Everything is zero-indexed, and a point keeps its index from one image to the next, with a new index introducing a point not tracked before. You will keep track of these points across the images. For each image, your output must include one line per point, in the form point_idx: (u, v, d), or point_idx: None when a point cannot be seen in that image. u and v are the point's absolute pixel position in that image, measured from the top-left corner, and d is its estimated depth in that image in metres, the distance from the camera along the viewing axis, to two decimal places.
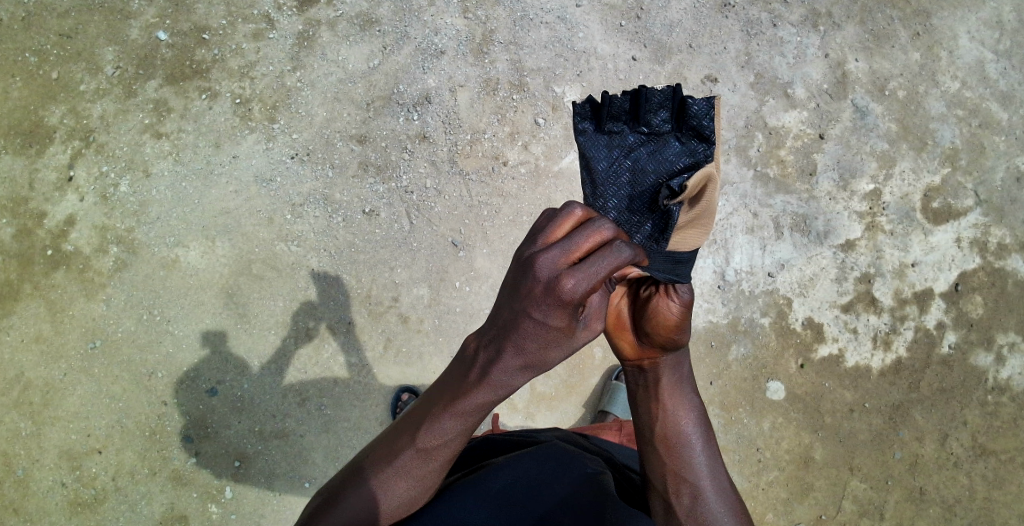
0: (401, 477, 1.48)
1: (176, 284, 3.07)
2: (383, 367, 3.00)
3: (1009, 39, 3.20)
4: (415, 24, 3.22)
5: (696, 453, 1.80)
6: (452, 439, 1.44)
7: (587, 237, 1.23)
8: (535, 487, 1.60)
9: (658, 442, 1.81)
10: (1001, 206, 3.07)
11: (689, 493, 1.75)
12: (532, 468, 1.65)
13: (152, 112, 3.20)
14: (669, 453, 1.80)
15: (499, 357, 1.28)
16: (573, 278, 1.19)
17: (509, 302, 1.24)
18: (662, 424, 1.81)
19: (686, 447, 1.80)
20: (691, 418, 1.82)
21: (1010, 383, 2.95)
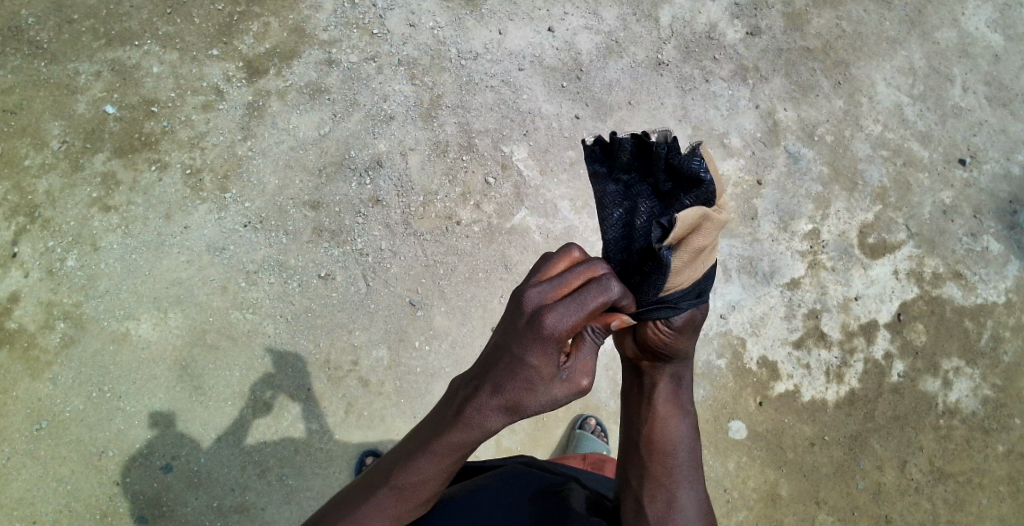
0: (374, 514, 1.45)
1: (126, 358, 2.98)
2: (345, 432, 2.93)
3: (922, 84, 3.46)
4: (365, 91, 3.31)
5: (680, 472, 1.75)
6: (429, 481, 1.42)
7: (580, 273, 1.32)
8: (510, 505, 1.62)
9: (643, 450, 1.77)
10: (931, 237, 3.25)
11: (665, 510, 1.70)
12: (506, 489, 1.68)
13: (100, 186, 3.18)
14: (654, 464, 1.75)
15: (479, 391, 1.28)
16: (557, 309, 1.24)
17: (498, 335, 1.29)
18: (650, 427, 1.77)
19: (671, 462, 1.76)
20: (680, 436, 1.78)
21: (960, 406, 3.06)
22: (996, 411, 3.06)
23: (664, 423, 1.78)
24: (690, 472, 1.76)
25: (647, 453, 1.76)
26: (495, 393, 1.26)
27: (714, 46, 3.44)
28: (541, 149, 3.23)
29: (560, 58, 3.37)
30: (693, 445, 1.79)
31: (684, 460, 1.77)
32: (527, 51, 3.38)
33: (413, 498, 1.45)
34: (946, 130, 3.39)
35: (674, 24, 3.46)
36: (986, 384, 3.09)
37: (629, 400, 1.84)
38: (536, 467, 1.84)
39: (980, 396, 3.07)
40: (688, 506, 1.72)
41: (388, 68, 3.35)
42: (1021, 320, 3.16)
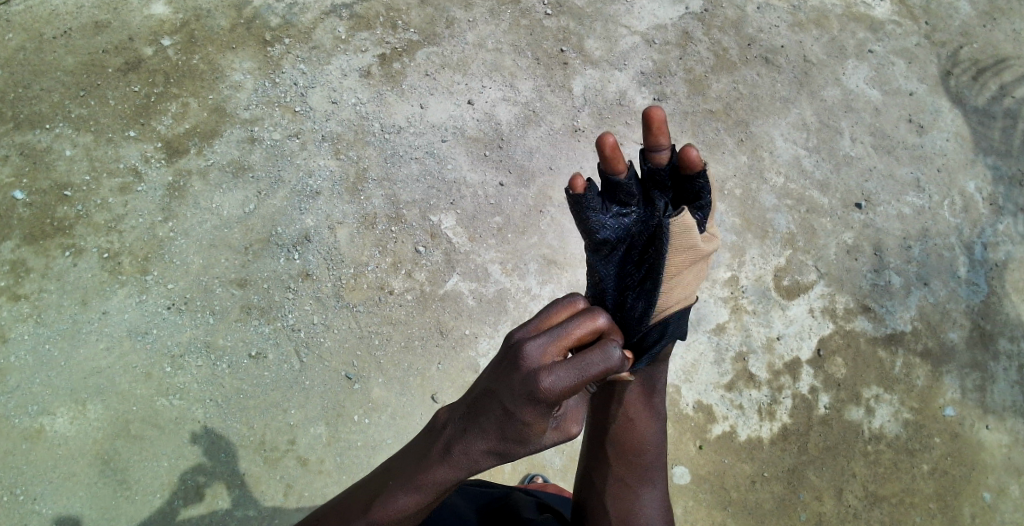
0: None
1: (40, 457, 2.78)
2: (285, 514, 2.77)
3: (814, 138, 3.78)
4: (289, 168, 3.32)
5: (644, 477, 1.78)
6: (408, 519, 1.32)
7: (581, 326, 1.29)
8: (466, 519, 1.69)
9: (613, 453, 1.78)
10: (839, 276, 3.49)
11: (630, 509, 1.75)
12: (459, 505, 1.73)
13: (8, 274, 3.04)
14: (621, 465, 1.77)
15: (468, 437, 1.24)
16: (554, 373, 1.19)
17: (490, 379, 1.27)
18: (620, 429, 1.77)
19: (638, 466, 1.77)
20: (649, 443, 1.78)
21: (885, 431, 3.22)
22: (919, 433, 3.23)
23: (635, 428, 1.77)
24: (654, 479, 1.79)
25: (616, 456, 1.78)
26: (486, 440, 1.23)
27: (625, 111, 3.66)
28: (469, 216, 3.29)
29: (480, 129, 3.50)
30: (660, 451, 1.81)
31: (650, 459, 1.78)
32: (448, 123, 3.50)
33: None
34: (841, 178, 3.70)
35: (586, 93, 3.67)
36: (905, 408, 3.27)
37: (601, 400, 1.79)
38: (473, 484, 1.90)
39: (902, 420, 3.25)
40: (648, 509, 1.75)
41: (312, 143, 3.39)
42: (928, 346, 3.40)
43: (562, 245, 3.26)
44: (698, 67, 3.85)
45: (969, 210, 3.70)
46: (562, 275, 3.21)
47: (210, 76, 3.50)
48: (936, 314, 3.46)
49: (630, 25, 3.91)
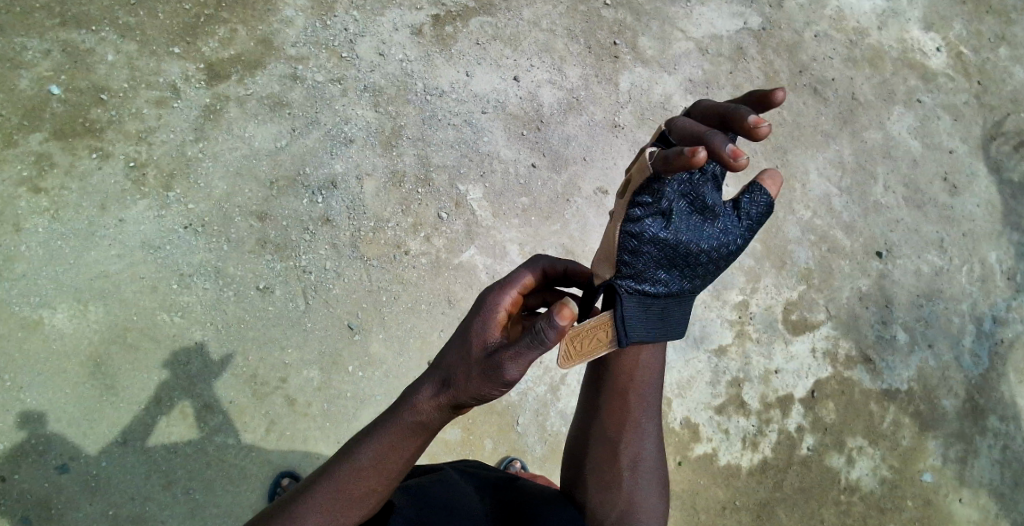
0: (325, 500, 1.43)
1: (35, 349, 2.81)
2: (264, 449, 2.84)
3: (848, 179, 3.75)
4: (326, 111, 3.29)
5: (641, 426, 1.79)
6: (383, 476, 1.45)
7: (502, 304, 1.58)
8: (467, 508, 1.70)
9: (621, 394, 1.79)
10: (847, 321, 3.49)
11: (634, 457, 1.77)
12: (463, 495, 1.74)
13: (33, 165, 3.01)
14: (625, 405, 1.79)
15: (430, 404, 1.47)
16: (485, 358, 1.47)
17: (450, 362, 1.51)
18: (628, 370, 1.79)
19: (634, 412, 1.79)
20: (648, 387, 1.80)
21: (860, 483, 3.26)
22: (893, 492, 3.27)
23: (636, 368, 1.79)
24: (652, 429, 1.80)
25: (614, 404, 1.79)
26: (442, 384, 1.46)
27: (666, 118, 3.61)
28: (496, 192, 3.29)
29: (522, 107, 3.47)
30: (658, 393, 1.83)
31: (651, 398, 1.81)
32: (491, 95, 3.45)
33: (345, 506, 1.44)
34: (867, 223, 3.68)
35: (633, 91, 3.61)
36: (885, 465, 3.30)
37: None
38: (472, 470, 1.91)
39: (879, 476, 3.28)
40: (648, 456, 1.79)
41: (353, 92, 3.34)
42: (919, 407, 3.42)
43: (582, 238, 3.31)
44: (747, 85, 3.77)
45: (986, 282, 3.69)
46: None
47: (261, 6, 3.42)
48: (934, 377, 3.47)
49: (687, 30, 3.79)
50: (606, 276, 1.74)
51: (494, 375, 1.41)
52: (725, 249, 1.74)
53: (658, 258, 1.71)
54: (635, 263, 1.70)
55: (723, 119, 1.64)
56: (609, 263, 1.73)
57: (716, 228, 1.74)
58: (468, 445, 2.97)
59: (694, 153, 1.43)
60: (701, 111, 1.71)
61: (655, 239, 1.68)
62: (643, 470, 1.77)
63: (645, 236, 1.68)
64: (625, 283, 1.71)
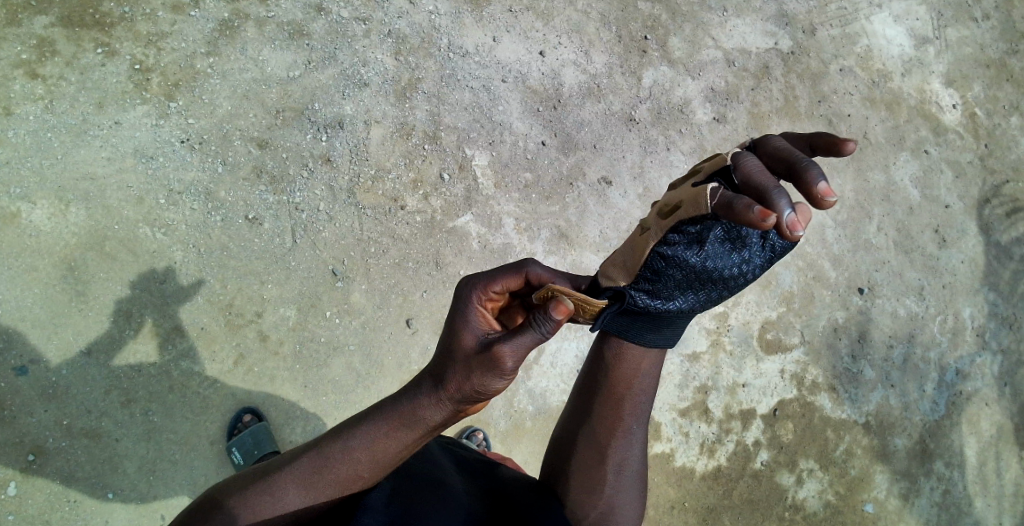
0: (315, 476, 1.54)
1: (9, 241, 2.75)
2: (227, 382, 2.85)
3: (846, 212, 3.74)
4: (345, 49, 3.19)
5: (630, 433, 1.79)
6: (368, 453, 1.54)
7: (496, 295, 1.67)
8: (450, 482, 1.70)
9: (614, 400, 1.78)
10: (819, 349, 3.54)
11: (619, 462, 1.78)
12: (444, 471, 1.75)
13: (33, 49, 2.89)
14: (616, 411, 1.78)
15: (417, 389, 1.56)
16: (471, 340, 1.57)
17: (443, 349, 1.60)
18: (625, 379, 1.77)
19: (626, 419, 1.79)
20: (642, 396, 1.79)
21: (805, 504, 3.35)
22: (834, 516, 3.38)
23: (635, 377, 1.77)
24: (639, 435, 1.81)
25: (607, 410, 1.78)
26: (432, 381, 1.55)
27: (682, 119, 3.59)
28: (502, 162, 3.26)
29: (543, 83, 3.42)
30: (650, 402, 1.82)
31: (642, 408, 1.80)
32: (514, 66, 3.40)
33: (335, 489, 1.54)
34: (855, 260, 3.70)
35: (653, 88, 3.58)
36: (831, 490, 3.39)
37: (603, 350, 1.80)
38: (451, 448, 1.93)
39: (824, 500, 3.38)
40: (631, 462, 1.79)
41: (376, 35, 3.24)
42: (872, 442, 3.50)
43: (578, 224, 3.30)
44: (765, 103, 3.75)
45: (957, 334, 3.76)
46: (569, 252, 3.26)
47: None
48: (890, 417, 3.56)
49: (718, 38, 3.75)
50: (621, 281, 1.76)
51: (488, 362, 1.49)
52: (743, 281, 1.68)
53: (680, 281, 1.69)
54: (654, 281, 1.70)
55: (791, 173, 1.54)
56: (628, 270, 1.75)
57: (743, 258, 1.66)
58: None
59: (765, 217, 1.34)
60: (768, 152, 1.60)
61: (682, 264, 1.66)
62: (626, 475, 1.79)
63: (673, 260, 1.67)
64: (636, 295, 1.73)
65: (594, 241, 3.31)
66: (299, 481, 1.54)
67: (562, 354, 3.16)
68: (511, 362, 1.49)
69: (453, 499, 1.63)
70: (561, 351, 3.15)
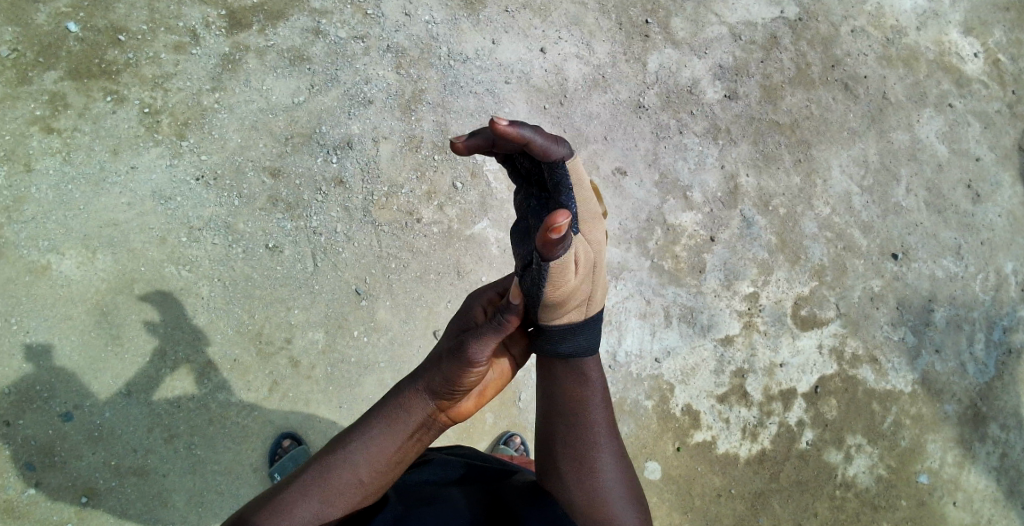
0: (323, 490, 1.51)
1: (43, 293, 2.83)
2: (265, 409, 2.89)
3: (872, 177, 3.64)
4: (347, 69, 3.20)
5: (605, 444, 1.64)
6: (374, 458, 1.55)
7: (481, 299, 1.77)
8: (451, 494, 1.68)
9: (559, 407, 1.66)
10: (857, 320, 3.45)
11: (587, 466, 1.61)
12: (446, 487, 1.73)
13: (46, 104, 2.96)
14: (566, 417, 1.65)
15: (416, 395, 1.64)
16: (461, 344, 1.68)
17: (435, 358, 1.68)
18: (561, 385, 1.69)
19: (597, 431, 1.64)
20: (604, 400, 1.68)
21: (856, 480, 3.28)
22: (888, 491, 3.29)
23: (567, 381, 1.69)
24: (604, 436, 1.65)
25: (573, 427, 1.64)
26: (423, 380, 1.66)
27: (692, 101, 3.53)
28: None
29: (546, 80, 3.39)
30: (603, 402, 1.68)
31: (595, 407, 1.66)
32: (516, 66, 3.37)
33: (350, 503, 1.53)
34: (885, 225, 3.59)
35: (659, 72, 3.53)
36: (882, 464, 3.31)
37: (551, 369, 1.72)
38: (466, 461, 1.94)
39: (875, 475, 3.30)
40: (602, 463, 1.62)
41: (375, 51, 3.24)
42: (921, 411, 3.41)
43: None
44: (776, 74, 3.65)
45: (1000, 291, 3.63)
46: None
47: None
48: (938, 383, 3.45)
49: (721, 14, 3.67)
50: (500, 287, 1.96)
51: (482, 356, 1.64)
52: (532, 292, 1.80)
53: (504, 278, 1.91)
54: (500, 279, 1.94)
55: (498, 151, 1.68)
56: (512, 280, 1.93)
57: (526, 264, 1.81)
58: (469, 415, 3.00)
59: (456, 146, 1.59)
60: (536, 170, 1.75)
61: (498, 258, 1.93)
62: (615, 490, 1.60)
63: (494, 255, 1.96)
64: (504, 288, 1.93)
65: (613, 234, 3.30)
66: (309, 496, 1.50)
67: None
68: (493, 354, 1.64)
69: (453, 506, 1.61)
70: None
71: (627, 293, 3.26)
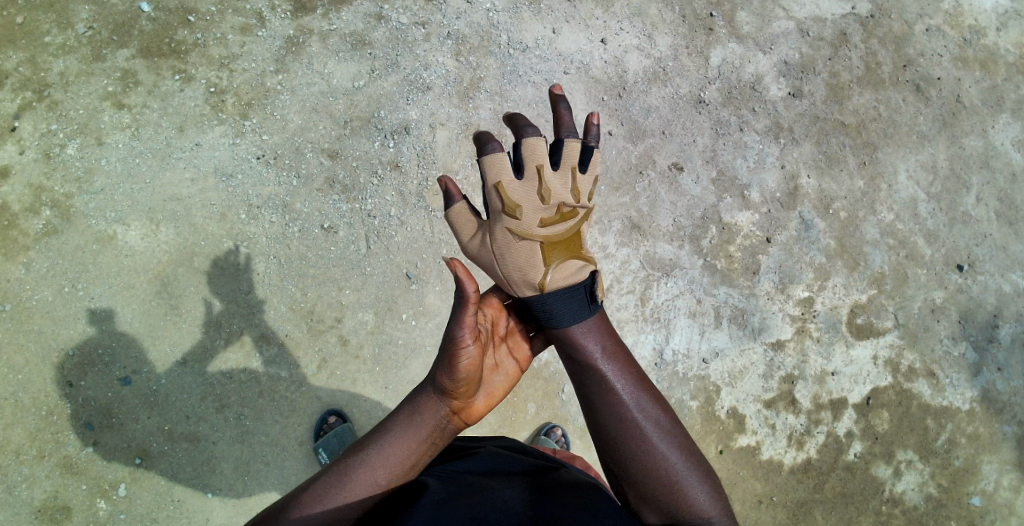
0: (342, 488, 1.64)
1: (108, 262, 2.93)
2: (313, 386, 2.95)
3: (940, 184, 3.49)
4: (407, 55, 3.21)
5: (658, 436, 1.81)
6: (386, 455, 1.70)
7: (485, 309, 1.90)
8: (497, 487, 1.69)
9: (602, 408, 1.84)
10: (916, 332, 3.32)
11: (647, 445, 1.79)
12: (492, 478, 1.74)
13: (117, 81, 3.06)
14: (611, 414, 1.83)
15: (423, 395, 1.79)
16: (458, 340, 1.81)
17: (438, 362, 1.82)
18: (596, 386, 1.87)
19: (644, 423, 1.82)
20: (636, 390, 1.88)
21: (904, 497, 3.18)
22: (937, 510, 3.19)
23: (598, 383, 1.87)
24: (645, 414, 1.84)
25: (626, 427, 1.81)
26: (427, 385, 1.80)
27: (755, 98, 3.44)
28: None
29: (606, 71, 3.34)
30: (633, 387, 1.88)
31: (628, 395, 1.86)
32: (576, 56, 3.33)
33: (373, 499, 1.65)
34: (952, 234, 3.45)
35: (723, 67, 3.44)
36: (933, 482, 3.20)
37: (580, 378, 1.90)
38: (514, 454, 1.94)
39: (925, 492, 3.19)
40: (656, 437, 1.80)
41: (436, 38, 3.25)
42: (978, 430, 3.28)
43: (650, 214, 3.25)
44: (845, 74, 3.52)
45: None
46: (641, 243, 3.22)
47: None
48: (997, 402, 3.32)
49: (790, 8, 3.55)
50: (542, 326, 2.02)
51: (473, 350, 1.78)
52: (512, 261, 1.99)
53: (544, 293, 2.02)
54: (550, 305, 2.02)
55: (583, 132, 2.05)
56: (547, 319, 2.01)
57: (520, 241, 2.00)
58: (511, 403, 3.00)
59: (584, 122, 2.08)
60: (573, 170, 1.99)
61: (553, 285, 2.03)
62: (676, 460, 1.78)
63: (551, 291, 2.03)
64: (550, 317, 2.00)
65: (667, 230, 3.25)
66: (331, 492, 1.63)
67: (640, 347, 3.15)
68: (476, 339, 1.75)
69: (498, 500, 1.61)
70: (639, 344, 3.15)
71: (677, 291, 3.21)
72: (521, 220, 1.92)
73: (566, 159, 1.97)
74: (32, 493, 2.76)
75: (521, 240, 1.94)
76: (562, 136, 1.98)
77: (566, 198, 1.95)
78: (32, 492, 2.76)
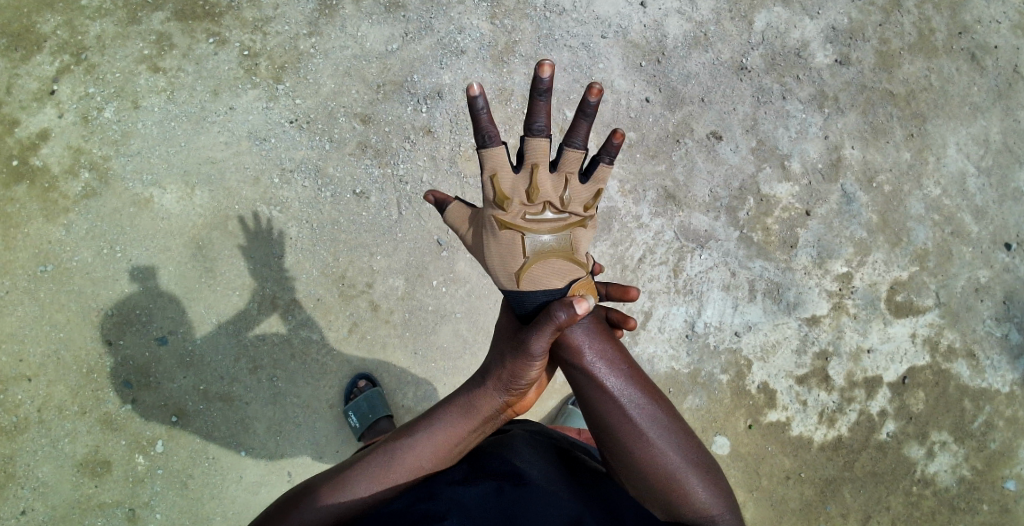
0: (371, 477, 1.66)
1: (145, 224, 2.97)
2: (344, 350, 2.99)
3: (991, 158, 3.35)
4: (441, 17, 3.15)
5: (657, 434, 1.72)
6: (430, 442, 1.72)
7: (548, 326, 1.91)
8: (526, 476, 1.62)
9: (600, 409, 1.76)
10: (957, 311, 3.23)
11: (648, 446, 1.70)
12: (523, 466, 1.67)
13: (153, 44, 3.06)
14: (611, 415, 1.75)
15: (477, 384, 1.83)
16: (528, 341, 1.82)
17: (496, 354, 1.87)
18: (595, 387, 1.79)
19: (642, 421, 1.74)
20: (631, 386, 1.79)
21: (936, 478, 3.13)
22: (970, 492, 3.14)
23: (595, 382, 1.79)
24: (647, 415, 1.74)
25: (621, 426, 1.73)
26: (478, 378, 1.86)
27: (799, 65, 3.30)
28: (603, 123, 3.16)
29: (645, 35, 3.24)
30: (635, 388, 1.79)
31: (629, 396, 1.77)
32: (614, 20, 3.23)
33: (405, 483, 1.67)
34: (1001, 211, 3.31)
35: (767, 32, 3.31)
36: (967, 465, 3.14)
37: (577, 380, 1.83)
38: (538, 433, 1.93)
39: (958, 475, 3.14)
40: (660, 439, 1.71)
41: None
42: (1017, 413, 3.20)
43: (686, 183, 3.17)
44: (896, 40, 3.36)
45: None
46: (676, 214, 3.16)
47: None
48: None
49: None
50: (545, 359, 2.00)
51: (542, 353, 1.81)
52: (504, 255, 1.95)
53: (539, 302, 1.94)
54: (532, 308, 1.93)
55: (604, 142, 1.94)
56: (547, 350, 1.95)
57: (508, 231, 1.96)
58: None
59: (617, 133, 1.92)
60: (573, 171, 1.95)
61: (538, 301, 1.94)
62: (680, 463, 1.69)
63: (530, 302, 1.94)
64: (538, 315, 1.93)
65: (703, 201, 3.17)
66: (368, 477, 1.66)
67: (671, 318, 3.12)
68: (540, 347, 1.78)
69: (522, 495, 1.55)
70: (670, 315, 3.11)
71: (712, 263, 3.15)
72: (506, 212, 1.93)
73: (567, 161, 1.94)
74: (72, 448, 2.85)
75: (502, 230, 1.94)
76: (569, 140, 1.93)
77: (555, 198, 1.94)
78: (73, 447, 2.85)
